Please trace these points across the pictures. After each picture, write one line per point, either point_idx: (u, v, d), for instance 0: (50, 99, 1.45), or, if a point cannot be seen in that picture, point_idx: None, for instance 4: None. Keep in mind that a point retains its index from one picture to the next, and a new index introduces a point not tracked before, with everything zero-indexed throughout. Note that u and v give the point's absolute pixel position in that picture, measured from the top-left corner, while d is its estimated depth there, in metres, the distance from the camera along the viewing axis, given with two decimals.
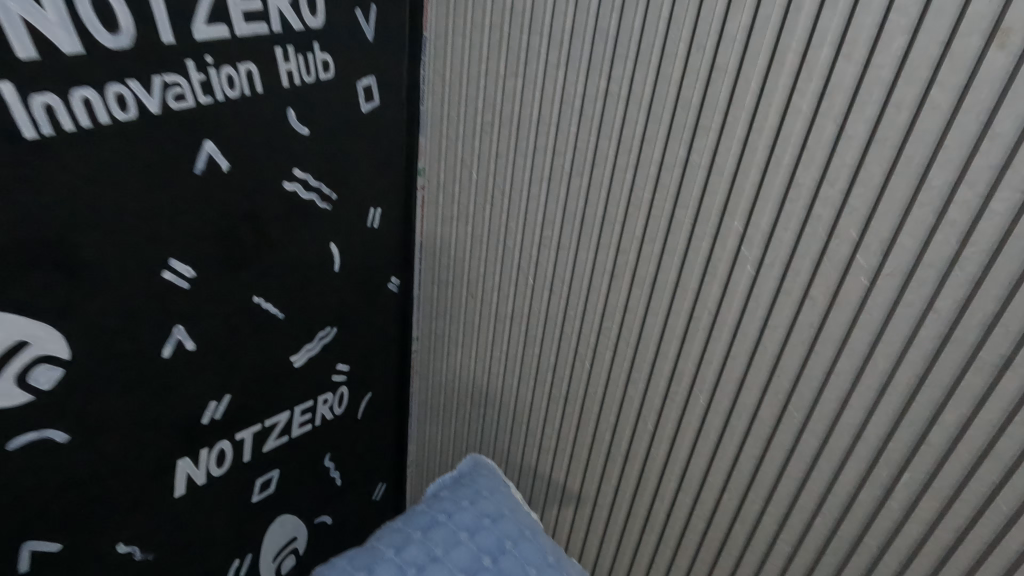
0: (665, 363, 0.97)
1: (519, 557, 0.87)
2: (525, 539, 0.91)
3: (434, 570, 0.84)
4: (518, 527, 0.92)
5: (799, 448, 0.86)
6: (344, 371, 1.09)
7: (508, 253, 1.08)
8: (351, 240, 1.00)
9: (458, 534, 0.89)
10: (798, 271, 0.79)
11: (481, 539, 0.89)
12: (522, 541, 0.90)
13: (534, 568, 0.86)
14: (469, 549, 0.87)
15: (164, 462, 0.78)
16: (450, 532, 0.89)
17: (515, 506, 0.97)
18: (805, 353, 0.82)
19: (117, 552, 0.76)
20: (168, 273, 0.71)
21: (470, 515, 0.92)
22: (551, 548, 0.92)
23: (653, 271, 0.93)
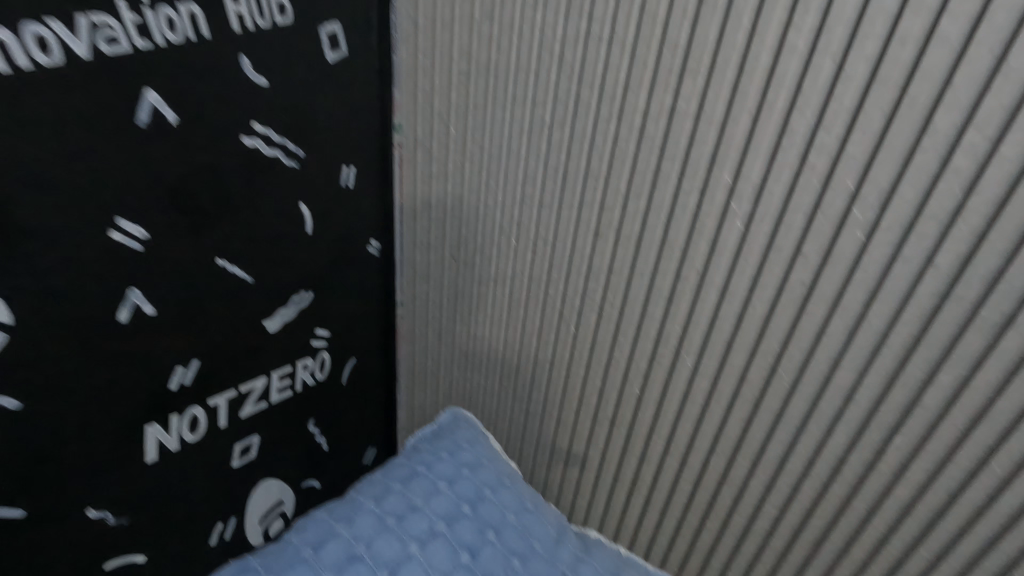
0: (651, 325, 0.94)
1: (498, 504, 0.87)
2: (504, 487, 0.91)
3: (413, 519, 0.83)
4: (497, 476, 0.92)
5: (788, 411, 0.83)
6: (325, 336, 1.07)
7: (490, 215, 1.04)
8: (324, 200, 0.96)
9: (437, 483, 0.89)
10: (790, 226, 0.75)
11: (461, 488, 0.88)
12: (501, 489, 0.90)
13: (513, 514, 0.87)
14: (448, 497, 0.87)
15: (132, 426, 0.77)
16: (429, 482, 0.89)
17: (493, 456, 0.97)
18: (795, 313, 0.78)
19: (86, 517, 0.77)
20: (116, 233, 0.69)
21: (449, 465, 0.92)
22: (529, 494, 0.92)
23: (638, 229, 0.89)
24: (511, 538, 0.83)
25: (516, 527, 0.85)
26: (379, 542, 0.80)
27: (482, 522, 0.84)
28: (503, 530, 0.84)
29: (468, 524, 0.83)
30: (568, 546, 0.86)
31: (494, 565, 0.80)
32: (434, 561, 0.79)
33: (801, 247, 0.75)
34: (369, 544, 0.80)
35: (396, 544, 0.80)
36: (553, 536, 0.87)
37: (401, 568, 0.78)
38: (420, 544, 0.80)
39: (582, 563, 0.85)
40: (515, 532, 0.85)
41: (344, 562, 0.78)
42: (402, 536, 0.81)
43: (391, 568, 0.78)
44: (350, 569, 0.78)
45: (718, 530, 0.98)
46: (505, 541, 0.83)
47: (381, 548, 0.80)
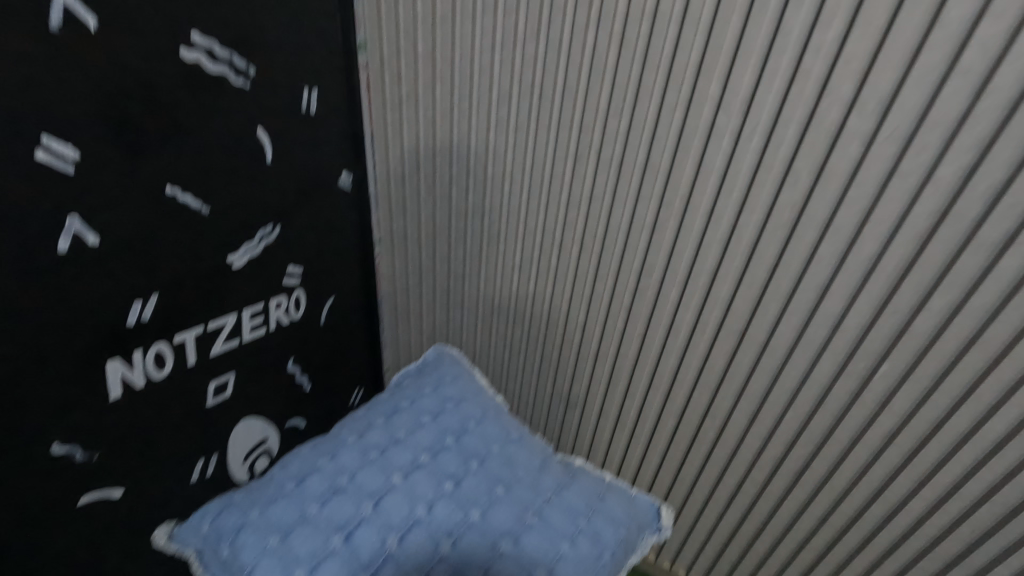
0: (634, 256, 0.90)
1: (482, 436, 0.84)
2: (489, 419, 0.87)
3: (396, 452, 0.79)
4: (481, 409, 0.89)
5: (774, 341, 0.81)
6: (298, 275, 1.03)
7: (464, 143, 0.99)
8: (284, 125, 0.89)
9: (420, 418, 0.86)
10: (780, 142, 0.69)
11: (444, 421, 0.85)
12: (485, 422, 0.86)
13: (497, 445, 0.83)
14: (431, 431, 0.83)
15: (91, 362, 0.75)
16: (412, 417, 0.86)
17: (478, 391, 0.94)
18: (785, 239, 0.74)
19: (52, 453, 0.76)
20: (44, 153, 0.64)
21: (433, 400, 0.89)
22: (514, 426, 0.89)
23: (619, 152, 0.83)
24: (496, 467, 0.79)
25: (501, 457, 0.81)
26: (362, 474, 0.76)
27: (466, 453, 0.80)
28: (487, 459, 0.80)
29: (451, 455, 0.79)
30: (554, 474, 0.82)
31: (478, 493, 0.75)
32: (418, 490, 0.74)
33: (791, 166, 0.70)
34: (352, 477, 0.76)
35: (379, 476, 0.76)
36: (538, 463, 0.83)
37: (385, 499, 0.73)
38: (404, 475, 0.76)
39: (569, 490, 0.80)
40: (500, 461, 0.80)
41: (327, 494, 0.74)
42: (386, 468, 0.77)
43: (375, 498, 0.73)
44: (333, 500, 0.73)
45: (702, 463, 1.01)
46: (489, 469, 0.78)
47: (364, 481, 0.75)
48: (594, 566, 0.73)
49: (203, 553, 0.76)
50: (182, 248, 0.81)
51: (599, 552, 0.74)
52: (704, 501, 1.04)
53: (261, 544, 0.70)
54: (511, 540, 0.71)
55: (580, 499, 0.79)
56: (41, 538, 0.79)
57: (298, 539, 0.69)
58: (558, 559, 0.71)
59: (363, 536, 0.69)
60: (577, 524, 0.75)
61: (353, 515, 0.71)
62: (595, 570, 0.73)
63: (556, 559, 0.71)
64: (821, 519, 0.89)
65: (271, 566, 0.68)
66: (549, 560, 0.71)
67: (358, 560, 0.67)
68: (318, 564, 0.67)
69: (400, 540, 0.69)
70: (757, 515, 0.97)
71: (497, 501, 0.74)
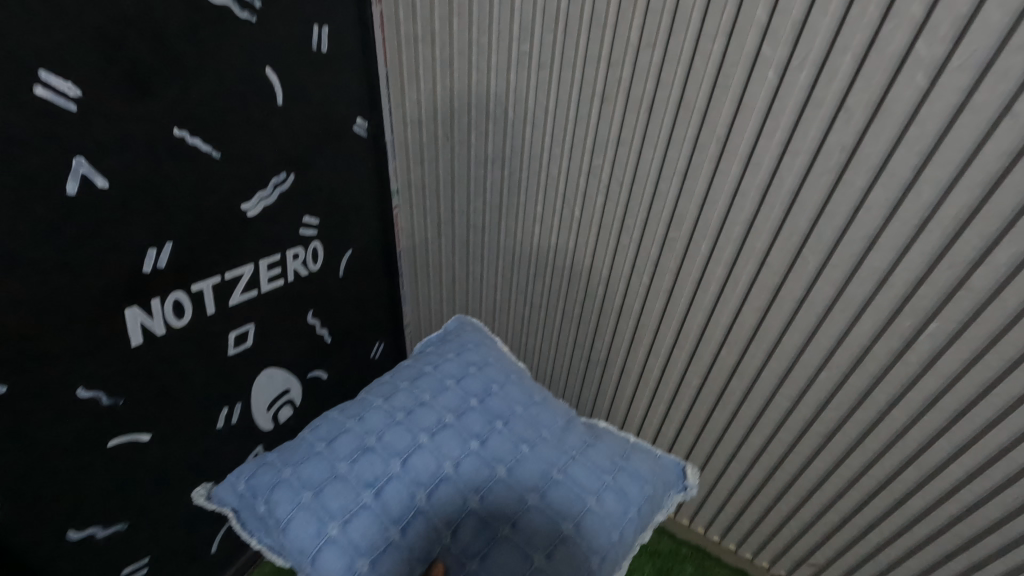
0: (663, 206, 0.84)
1: (506, 398, 0.82)
2: (512, 382, 0.86)
3: (422, 412, 0.77)
4: (504, 373, 0.87)
5: (811, 297, 0.78)
6: (314, 225, 1.02)
7: (482, 84, 0.93)
8: (296, 66, 0.86)
9: (444, 381, 0.84)
10: (834, 74, 0.63)
11: (468, 384, 0.83)
12: (508, 384, 0.85)
13: (521, 406, 0.82)
14: (455, 392, 0.81)
15: (110, 310, 0.73)
16: (437, 380, 0.84)
17: (501, 356, 0.93)
18: (832, 184, 0.69)
19: (79, 398, 0.73)
20: (43, 89, 0.58)
21: (456, 364, 0.87)
22: (537, 389, 0.87)
23: (651, 89, 0.76)
24: (520, 427, 0.78)
25: (525, 418, 0.80)
26: (390, 434, 0.74)
27: (490, 414, 0.79)
28: (512, 419, 0.79)
29: (475, 416, 0.78)
30: (577, 434, 0.80)
31: (503, 451, 0.74)
32: (445, 449, 0.73)
33: (844, 101, 0.64)
34: (380, 437, 0.74)
35: (406, 435, 0.74)
36: (562, 425, 0.81)
37: (413, 457, 0.71)
38: (431, 434, 0.74)
39: (593, 448, 0.78)
40: (524, 421, 0.79)
41: (356, 453, 0.72)
42: (412, 427, 0.75)
43: (402, 457, 0.71)
44: (362, 459, 0.72)
45: (726, 421, 1.00)
46: (513, 430, 0.77)
47: (392, 440, 0.74)
48: (621, 520, 0.71)
49: (241, 513, 0.74)
50: (194, 193, 0.78)
51: (626, 507, 0.73)
52: (728, 458, 1.04)
53: (294, 500, 0.69)
54: (538, 494, 0.70)
55: (605, 457, 0.77)
56: (70, 488, 0.76)
57: (330, 496, 0.68)
58: (585, 513, 0.70)
59: (392, 493, 0.68)
60: (604, 480, 0.74)
61: (382, 473, 0.70)
62: (622, 524, 0.71)
63: (584, 512, 0.70)
64: (851, 480, 0.89)
65: (305, 522, 0.67)
66: (577, 513, 0.69)
67: (388, 516, 0.67)
68: (350, 519, 0.66)
69: (429, 496, 0.69)
70: (784, 473, 0.97)
71: (522, 458, 0.73)
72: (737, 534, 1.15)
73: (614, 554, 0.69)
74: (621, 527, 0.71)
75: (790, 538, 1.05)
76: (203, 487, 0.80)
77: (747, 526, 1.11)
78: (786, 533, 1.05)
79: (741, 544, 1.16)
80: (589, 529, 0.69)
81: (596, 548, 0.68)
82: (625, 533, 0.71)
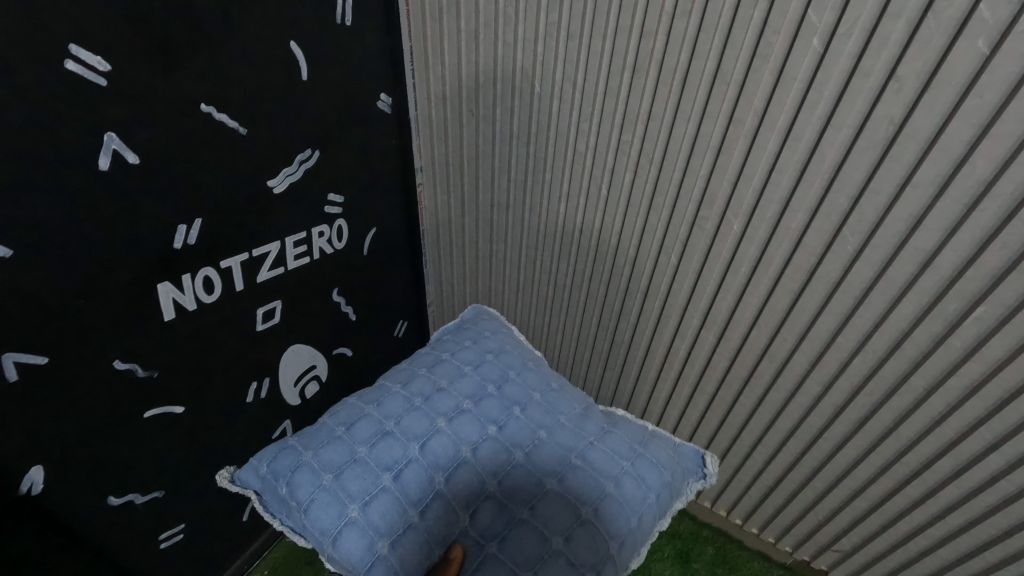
0: (694, 183, 0.82)
1: (523, 384, 0.82)
2: (529, 368, 0.85)
3: (440, 398, 0.77)
4: (522, 360, 0.87)
5: (849, 278, 0.75)
6: (339, 203, 1.02)
7: (509, 58, 0.90)
8: (319, 39, 0.85)
9: (461, 368, 0.83)
10: (885, 42, 0.59)
11: (485, 370, 0.83)
12: (526, 371, 0.84)
13: (538, 393, 0.81)
14: (473, 378, 0.81)
15: (143, 285, 0.74)
16: (454, 366, 0.84)
17: (517, 344, 0.93)
18: (876, 160, 0.66)
19: (115, 370, 0.75)
20: (73, 64, 0.58)
21: (473, 351, 0.87)
22: (554, 376, 0.87)
23: (685, 60, 0.73)
24: (538, 414, 0.77)
25: (543, 404, 0.79)
26: (408, 419, 0.74)
27: (508, 400, 0.78)
28: (529, 406, 0.78)
29: (492, 402, 0.77)
30: (595, 421, 0.79)
31: (521, 437, 0.74)
32: (463, 434, 0.73)
33: (894, 70, 0.60)
34: (399, 421, 0.74)
35: (424, 420, 0.74)
36: (579, 411, 0.80)
37: (431, 442, 0.72)
38: (449, 420, 0.74)
39: (612, 434, 0.77)
40: (542, 407, 0.79)
41: (375, 438, 0.72)
42: (430, 412, 0.75)
43: (421, 441, 0.72)
44: (381, 443, 0.71)
45: (752, 405, 0.98)
46: (531, 415, 0.77)
47: (411, 425, 0.73)
48: (640, 506, 0.71)
49: (263, 494, 0.75)
50: (222, 169, 0.78)
51: (645, 494, 0.72)
52: (754, 442, 1.02)
53: (315, 482, 0.69)
54: (556, 479, 0.70)
55: (624, 443, 0.77)
56: (110, 456, 0.79)
57: (350, 479, 0.69)
58: (604, 497, 0.69)
59: (411, 476, 0.69)
60: (623, 466, 0.73)
61: (401, 457, 0.70)
62: (641, 510, 0.71)
63: (602, 497, 0.70)
64: (882, 467, 0.87)
65: (326, 504, 0.67)
66: (595, 498, 0.69)
67: (407, 498, 0.67)
68: (370, 501, 0.67)
69: (448, 479, 0.69)
70: (811, 459, 0.96)
71: (541, 443, 0.73)
72: (760, 518, 1.14)
73: (632, 539, 0.70)
74: (640, 512, 0.71)
75: (815, 524, 1.04)
76: (228, 468, 0.80)
77: (771, 511, 1.10)
78: (812, 519, 1.04)
79: (764, 529, 1.15)
80: (608, 513, 0.69)
81: (615, 532, 0.68)
82: (644, 519, 0.71)
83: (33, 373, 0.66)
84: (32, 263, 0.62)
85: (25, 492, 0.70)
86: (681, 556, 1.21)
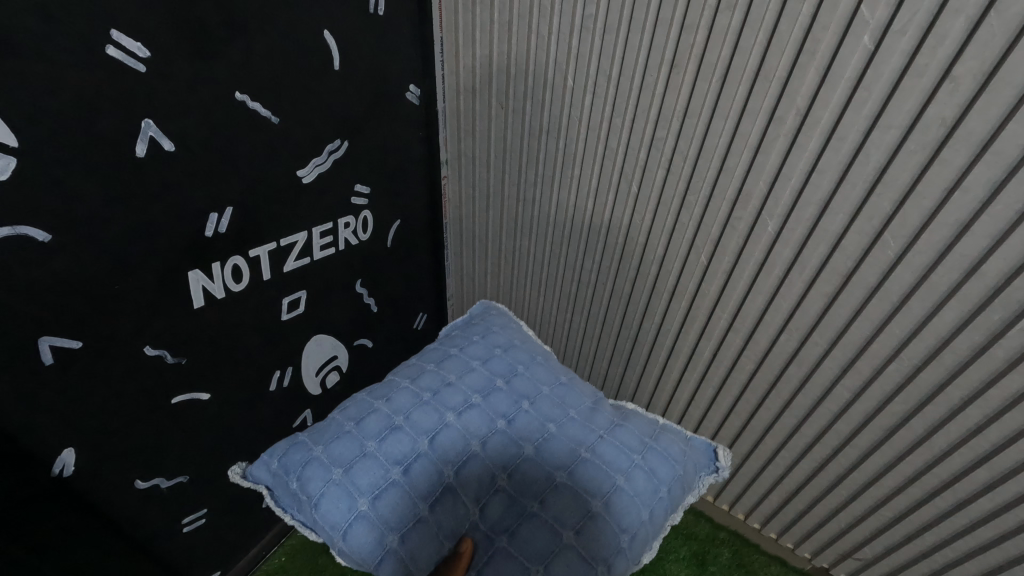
0: (729, 182, 0.80)
1: (532, 379, 0.81)
2: (538, 363, 0.84)
3: (449, 392, 0.76)
4: (530, 354, 0.86)
5: (887, 284, 0.73)
6: (365, 194, 1.02)
7: (542, 49, 0.89)
8: (351, 29, 0.84)
9: (470, 362, 0.82)
10: (942, 40, 0.57)
11: (494, 365, 0.82)
12: (534, 365, 0.83)
13: (547, 387, 0.80)
14: (481, 373, 0.80)
15: (174, 272, 0.74)
16: (463, 361, 0.83)
17: (526, 338, 0.91)
18: (924, 163, 0.63)
19: (146, 355, 0.76)
20: (114, 50, 0.58)
21: (481, 346, 0.86)
22: (563, 370, 0.86)
23: (727, 55, 0.71)
24: (547, 408, 0.76)
25: (551, 398, 0.78)
26: (417, 413, 0.73)
27: (517, 394, 0.77)
28: (538, 400, 0.77)
29: (501, 396, 0.77)
30: (605, 414, 0.78)
31: (530, 430, 0.73)
32: (472, 428, 0.72)
33: (948, 70, 0.58)
34: (408, 416, 0.73)
35: (433, 414, 0.73)
36: (588, 405, 0.79)
37: (440, 436, 0.71)
38: (458, 414, 0.73)
39: (621, 428, 0.76)
40: (550, 401, 0.77)
41: (384, 432, 0.72)
42: (439, 406, 0.74)
43: (430, 435, 0.71)
44: (390, 438, 0.71)
45: (777, 410, 0.96)
46: (540, 409, 0.76)
47: (419, 419, 0.73)
48: (651, 500, 0.70)
49: (275, 489, 0.74)
50: (252, 159, 0.78)
51: (656, 487, 0.71)
52: (776, 447, 1.01)
53: (325, 477, 0.69)
54: (566, 473, 0.69)
55: (633, 437, 0.75)
56: (138, 441, 0.80)
57: (360, 473, 0.68)
58: (615, 491, 0.68)
59: (420, 470, 0.68)
60: (633, 459, 0.72)
61: (410, 450, 0.70)
62: (652, 504, 0.70)
63: (613, 491, 0.69)
64: (910, 477, 0.86)
65: (336, 499, 0.67)
66: (606, 492, 0.68)
67: (416, 492, 0.67)
68: (380, 494, 0.67)
69: (457, 473, 0.69)
70: (836, 466, 0.94)
71: (550, 437, 0.72)
72: (779, 524, 1.13)
73: (643, 533, 0.69)
74: (650, 506, 0.70)
75: (836, 531, 1.03)
76: (240, 464, 0.81)
77: (789, 516, 1.09)
78: (832, 526, 1.02)
79: (782, 535, 1.14)
80: (618, 508, 0.68)
81: (626, 526, 0.67)
82: (655, 513, 0.70)
83: (67, 357, 0.67)
84: (69, 248, 0.62)
85: (57, 474, 0.71)
86: (696, 558, 1.20)
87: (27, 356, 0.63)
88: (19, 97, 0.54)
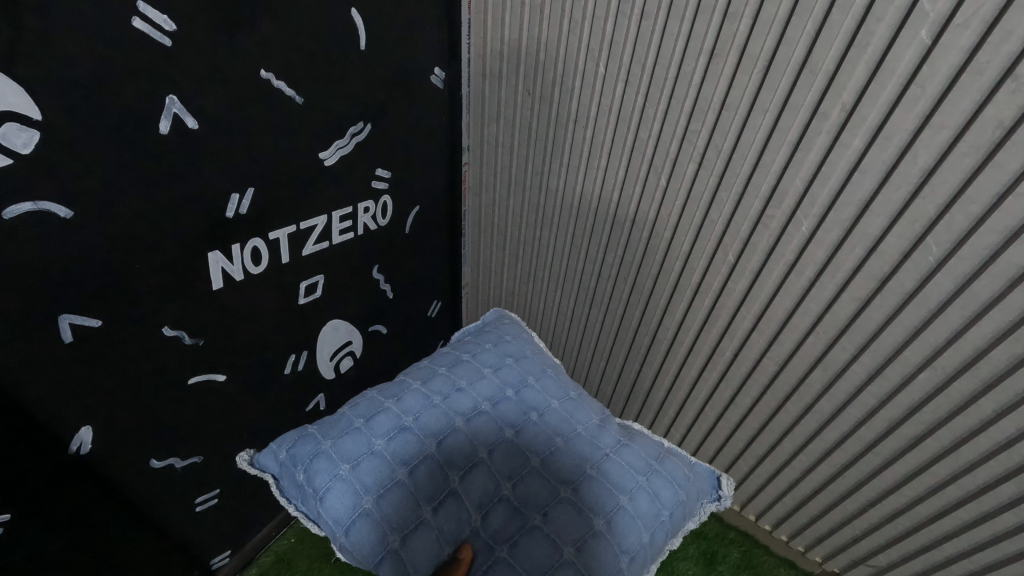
0: (764, 179, 0.77)
1: (543, 391, 0.79)
2: (549, 376, 0.83)
3: (459, 398, 0.75)
4: (541, 366, 0.85)
5: (926, 290, 0.70)
6: (386, 179, 1.00)
7: (574, 35, 0.87)
8: (378, 7, 0.82)
9: (481, 369, 0.81)
10: (1007, 36, 0.53)
11: (505, 373, 0.81)
12: (545, 378, 0.82)
13: (556, 400, 0.78)
14: (492, 381, 0.79)
15: (195, 253, 0.73)
16: (474, 367, 0.81)
17: (538, 349, 0.90)
18: (975, 166, 0.60)
19: (164, 336, 0.75)
20: (140, 22, 0.57)
21: (493, 355, 0.85)
22: (573, 385, 0.84)
23: (770, 47, 0.68)
24: (555, 420, 0.75)
25: (560, 412, 0.77)
26: (426, 415, 0.72)
27: (526, 404, 0.76)
28: (547, 412, 0.76)
29: (510, 405, 0.75)
30: (612, 432, 0.76)
31: (537, 442, 0.72)
32: (480, 434, 0.71)
33: (1012, 69, 0.55)
34: (417, 417, 0.72)
35: (442, 418, 0.72)
36: (596, 421, 0.77)
37: (448, 439, 0.70)
38: (466, 419, 0.73)
39: (629, 448, 0.74)
40: (560, 415, 0.76)
41: (393, 431, 0.71)
42: (449, 411, 0.73)
43: (437, 438, 0.70)
44: (399, 438, 0.70)
45: (798, 412, 0.95)
46: (550, 421, 0.75)
47: (429, 422, 0.72)
48: (653, 523, 0.68)
49: (281, 479, 0.73)
50: (274, 141, 0.76)
51: (658, 511, 0.69)
52: (794, 450, 0.99)
53: (332, 471, 0.68)
54: (571, 488, 0.68)
55: (639, 458, 0.74)
56: (152, 421, 0.79)
57: (366, 471, 0.67)
58: (617, 511, 0.67)
59: (425, 472, 0.68)
60: (637, 480, 0.71)
61: (417, 452, 0.69)
62: (654, 527, 0.68)
63: (617, 510, 0.67)
64: (933, 486, 0.84)
65: (342, 494, 0.66)
66: (608, 511, 0.67)
67: (420, 495, 0.66)
68: (383, 493, 0.66)
69: (462, 478, 0.68)
70: (855, 471, 0.92)
71: (558, 451, 0.71)
72: (791, 528, 1.11)
73: (643, 555, 0.67)
74: (652, 529, 0.68)
75: (851, 537, 1.01)
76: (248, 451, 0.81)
77: (803, 519, 1.08)
78: (847, 531, 1.01)
79: (794, 537, 1.12)
80: (620, 528, 0.66)
81: (627, 547, 0.66)
82: (656, 536, 0.68)
83: (86, 335, 0.66)
84: (89, 226, 0.61)
85: (74, 451, 0.71)
86: (705, 556, 1.22)
87: (47, 333, 0.62)
88: (44, 67, 0.52)
